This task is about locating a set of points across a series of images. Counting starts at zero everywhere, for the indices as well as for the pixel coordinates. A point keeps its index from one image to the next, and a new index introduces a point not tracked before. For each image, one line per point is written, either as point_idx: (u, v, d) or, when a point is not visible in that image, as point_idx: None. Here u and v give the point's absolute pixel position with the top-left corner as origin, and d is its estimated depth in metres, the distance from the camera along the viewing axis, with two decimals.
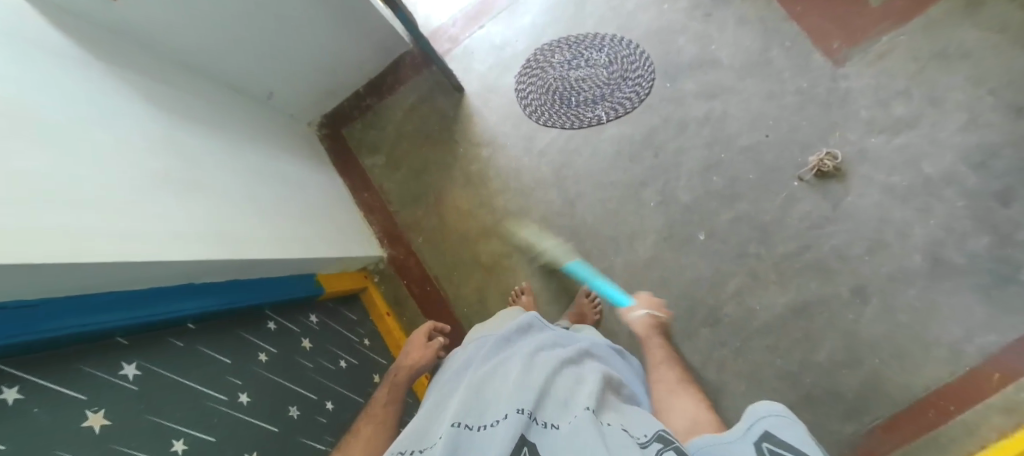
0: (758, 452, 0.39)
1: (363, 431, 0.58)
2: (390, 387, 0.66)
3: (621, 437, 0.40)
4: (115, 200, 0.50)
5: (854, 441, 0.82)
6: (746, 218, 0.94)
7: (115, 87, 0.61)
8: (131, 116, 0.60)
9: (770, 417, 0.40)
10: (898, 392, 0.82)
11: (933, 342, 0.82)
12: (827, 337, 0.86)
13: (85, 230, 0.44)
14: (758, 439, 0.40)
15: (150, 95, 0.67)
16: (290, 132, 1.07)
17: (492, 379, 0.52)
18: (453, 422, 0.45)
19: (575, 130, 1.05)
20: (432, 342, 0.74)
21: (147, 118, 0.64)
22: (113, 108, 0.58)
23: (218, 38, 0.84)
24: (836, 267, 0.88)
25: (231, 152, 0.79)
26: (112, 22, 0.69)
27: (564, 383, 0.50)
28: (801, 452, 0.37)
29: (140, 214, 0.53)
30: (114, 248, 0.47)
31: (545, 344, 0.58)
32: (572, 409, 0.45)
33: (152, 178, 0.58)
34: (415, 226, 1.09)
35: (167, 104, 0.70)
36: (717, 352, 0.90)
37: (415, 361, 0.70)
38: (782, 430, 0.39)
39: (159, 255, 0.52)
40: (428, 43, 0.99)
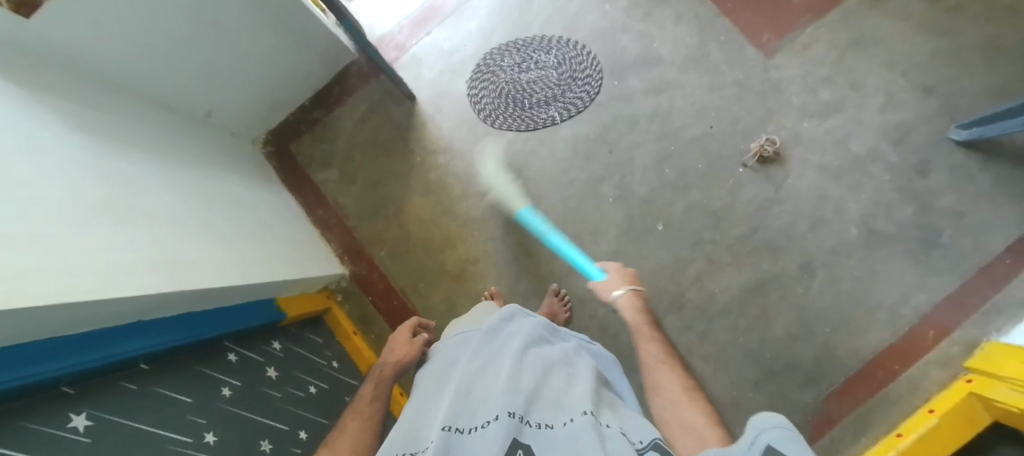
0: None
1: (349, 427, 0.57)
2: (375, 382, 0.64)
3: (620, 441, 0.41)
4: (50, 235, 0.45)
5: (814, 408, 0.87)
6: (700, 206, 0.98)
7: (38, 111, 0.55)
8: (60, 142, 0.55)
9: (773, 429, 0.38)
10: (849, 357, 0.88)
11: (874, 308, 0.89)
12: (782, 312, 0.92)
13: (17, 268, 0.40)
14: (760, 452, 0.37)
15: (76, 118, 0.61)
16: (234, 151, 1.01)
17: (479, 380, 0.50)
18: (443, 425, 0.43)
19: (531, 131, 1.06)
20: (417, 337, 0.72)
21: (78, 145, 0.58)
22: (41, 134, 0.53)
23: (150, 56, 0.78)
24: (784, 245, 0.94)
25: (172, 175, 0.73)
26: (29, 42, 0.61)
27: (554, 383, 0.50)
28: None
29: (79, 249, 0.48)
30: (53, 287, 0.42)
31: (530, 339, 0.57)
32: (566, 412, 0.45)
33: (89, 210, 0.53)
34: (377, 240, 1.06)
35: (95, 128, 0.64)
36: (683, 337, 0.94)
37: (400, 358, 0.68)
38: (785, 444, 0.36)
39: (104, 293, 0.48)
40: (377, 51, 0.97)
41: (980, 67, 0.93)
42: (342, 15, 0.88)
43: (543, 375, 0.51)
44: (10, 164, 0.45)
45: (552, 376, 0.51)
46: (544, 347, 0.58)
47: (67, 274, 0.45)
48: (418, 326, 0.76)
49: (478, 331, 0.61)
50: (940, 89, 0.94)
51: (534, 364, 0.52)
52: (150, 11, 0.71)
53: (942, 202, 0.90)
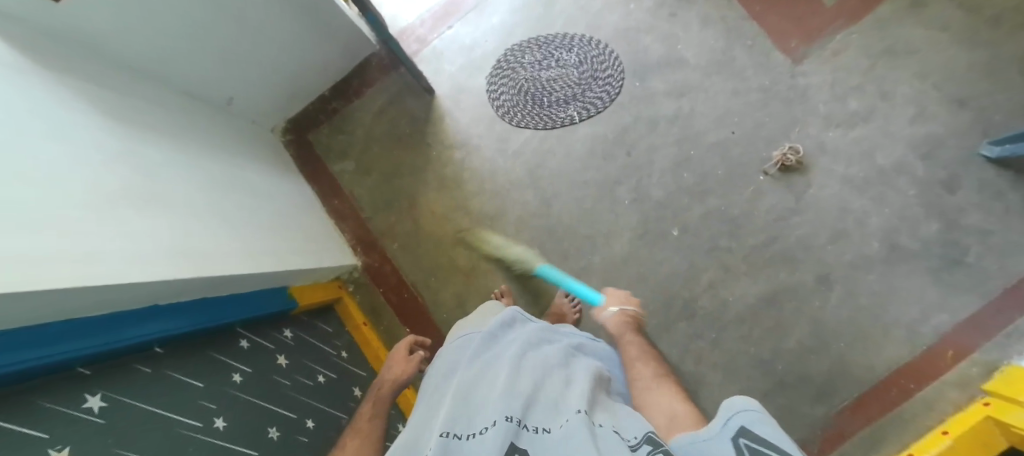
0: (737, 449, 0.38)
1: (348, 445, 0.57)
2: (374, 400, 0.65)
3: (612, 439, 0.40)
4: (67, 220, 0.46)
5: (824, 422, 0.86)
6: (717, 213, 0.97)
7: (66, 98, 0.56)
8: (86, 129, 0.56)
9: (745, 411, 0.40)
10: (862, 373, 0.86)
11: (892, 324, 0.87)
12: (796, 324, 0.90)
13: (33, 251, 0.40)
14: (735, 434, 0.39)
15: (102, 105, 0.62)
16: (253, 139, 1.02)
17: (479, 384, 0.51)
18: (441, 432, 0.44)
19: (548, 130, 1.05)
20: (413, 355, 0.73)
21: (99, 131, 0.58)
22: (67, 121, 0.54)
23: (175, 44, 0.79)
24: (802, 256, 0.92)
25: (192, 162, 0.74)
26: (54, 26, 0.62)
27: (554, 386, 0.50)
28: (778, 448, 0.36)
29: (96, 235, 0.48)
30: (68, 271, 0.42)
31: (530, 342, 0.58)
32: (562, 413, 0.45)
33: (108, 196, 0.53)
34: (390, 233, 1.06)
35: (120, 114, 0.65)
36: (694, 344, 0.93)
37: (398, 375, 0.69)
38: (758, 425, 0.38)
39: (122, 278, 0.48)
40: (398, 45, 0.97)
41: (1018, 81, 0.90)
42: (365, 7, 0.88)
43: (542, 377, 0.51)
44: (31, 148, 0.46)
45: (551, 378, 0.51)
46: (545, 349, 0.58)
47: (84, 259, 0.45)
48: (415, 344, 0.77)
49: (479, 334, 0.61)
50: (974, 103, 0.91)
51: (533, 367, 0.52)
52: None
53: (969, 219, 0.87)
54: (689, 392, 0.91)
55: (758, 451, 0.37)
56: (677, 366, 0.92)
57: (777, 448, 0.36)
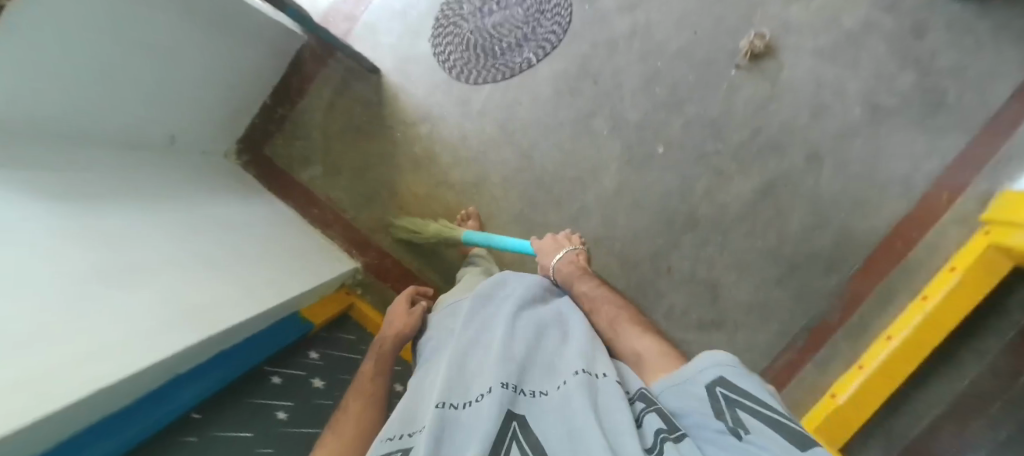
0: (712, 395, 0.42)
1: (352, 408, 0.57)
2: (377, 356, 0.66)
3: (613, 393, 0.43)
4: (65, 323, 0.45)
5: (837, 290, 0.91)
6: (698, 119, 0.95)
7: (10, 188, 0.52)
8: (39, 215, 0.52)
9: (722, 365, 0.44)
10: (865, 237, 0.90)
11: (885, 183, 0.90)
12: (795, 207, 0.92)
13: (30, 373, 0.38)
14: (712, 382, 0.43)
15: (46, 184, 0.58)
16: (213, 171, 0.96)
17: (473, 354, 0.53)
18: (438, 402, 0.44)
19: (508, 79, 1.00)
20: (414, 308, 0.74)
21: (54, 214, 0.54)
22: (18, 212, 0.50)
23: (92, 98, 0.69)
24: (789, 141, 0.92)
25: (159, 217, 0.70)
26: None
27: (546, 349, 0.53)
28: (754, 398, 0.41)
29: (90, 329, 0.47)
30: (72, 380, 0.41)
31: (519, 302, 0.61)
32: (559, 376, 0.48)
33: (89, 283, 0.51)
34: (380, 227, 1.03)
35: (70, 190, 0.61)
36: (704, 251, 0.96)
37: (401, 329, 0.70)
38: (734, 375, 0.43)
39: (140, 360, 0.48)
40: (330, 33, 0.90)
41: None
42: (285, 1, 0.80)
43: (534, 340, 0.54)
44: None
45: (545, 339, 0.55)
46: (536, 308, 0.61)
47: (88, 359, 0.44)
48: (417, 296, 0.79)
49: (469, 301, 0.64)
50: None
51: (524, 329, 0.55)
52: (80, 55, 0.63)
53: (942, 61, 0.87)
54: (708, 296, 0.96)
55: (733, 398, 0.41)
56: (692, 276, 0.96)
57: (751, 396, 0.41)
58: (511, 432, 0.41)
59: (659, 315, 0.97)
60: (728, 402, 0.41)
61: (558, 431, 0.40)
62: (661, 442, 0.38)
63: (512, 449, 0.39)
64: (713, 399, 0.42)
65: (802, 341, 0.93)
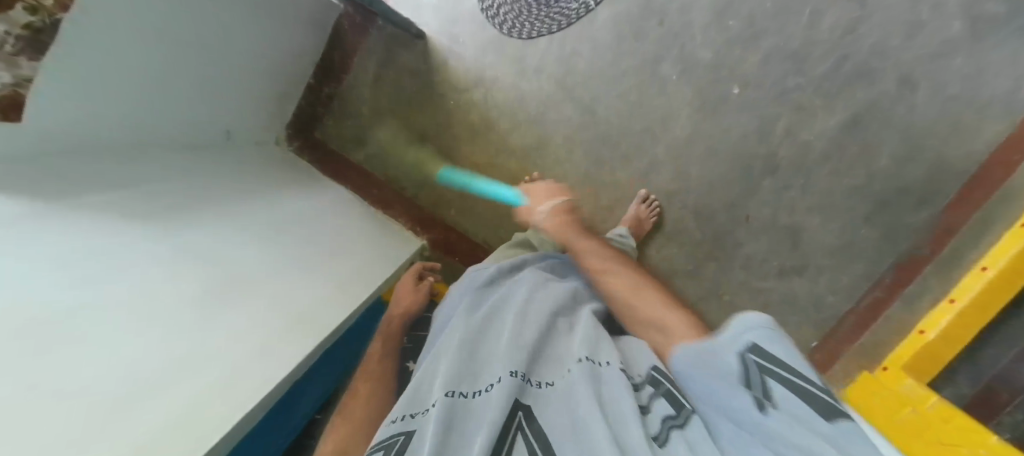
0: (743, 363, 0.39)
1: (361, 390, 0.59)
2: (384, 336, 0.68)
3: (617, 381, 0.41)
4: (191, 358, 0.48)
5: (930, 225, 0.87)
6: (776, 53, 0.88)
7: (116, 222, 0.53)
8: (145, 246, 0.54)
9: (754, 328, 0.40)
10: (962, 165, 0.84)
11: (986, 104, 0.82)
12: (885, 139, 0.86)
13: (150, 436, 0.40)
14: (744, 349, 0.40)
15: (141, 204, 0.58)
16: (270, 162, 0.93)
17: (484, 338, 0.50)
18: (446, 391, 0.40)
19: (565, 29, 0.93)
20: (422, 285, 0.77)
21: (158, 240, 0.56)
22: (127, 249, 0.52)
23: (148, 107, 0.65)
24: (879, 67, 0.85)
25: (239, 219, 0.69)
26: (41, 145, 0.53)
27: (557, 335, 0.51)
28: (788, 366, 0.37)
29: (207, 359, 0.49)
30: (212, 413, 0.46)
31: (533, 287, 0.59)
32: (563, 364, 0.45)
33: (173, 316, 0.50)
34: (442, 202, 1.00)
35: (160, 204, 0.61)
36: (785, 197, 0.91)
37: (407, 307, 0.73)
38: (767, 340, 0.39)
39: (262, 383, 0.52)
40: (380, 4, 0.84)
41: None
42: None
43: (547, 325, 0.51)
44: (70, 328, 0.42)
45: (556, 324, 0.52)
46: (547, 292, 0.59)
47: (179, 420, 0.43)
48: (422, 272, 0.82)
49: (477, 285, 0.62)
50: None
51: (535, 316, 0.52)
52: (138, 58, 0.59)
53: None
54: (791, 242, 0.92)
55: (767, 367, 0.38)
56: (772, 224, 0.92)
57: (787, 365, 0.37)
58: (517, 422, 0.38)
59: (738, 265, 0.95)
60: (760, 371, 0.38)
61: (563, 419, 0.38)
62: (670, 429, 0.37)
63: (516, 441, 0.36)
64: (743, 366, 0.39)
65: (889, 278, 0.90)
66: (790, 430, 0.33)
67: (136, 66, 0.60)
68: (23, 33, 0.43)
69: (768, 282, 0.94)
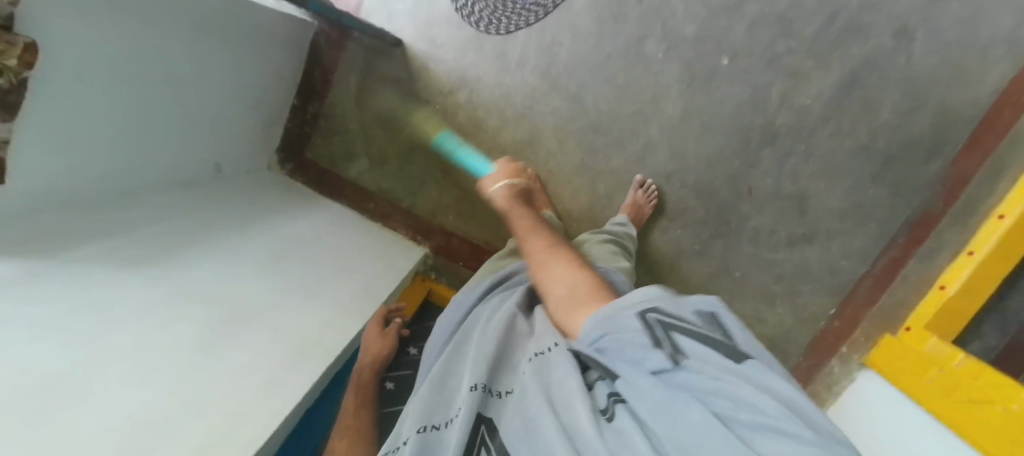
0: (647, 323, 0.35)
1: (339, 449, 0.55)
2: (357, 387, 0.64)
3: (564, 365, 0.39)
4: (196, 402, 0.48)
5: (941, 177, 0.83)
6: (763, 18, 0.85)
7: (114, 275, 0.54)
8: (145, 295, 0.54)
9: (654, 295, 0.38)
10: (968, 112, 0.81)
11: (989, 45, 0.79)
12: (885, 94, 0.83)
13: None
14: (643, 310, 0.36)
15: (139, 252, 0.59)
16: (264, 189, 0.93)
17: (457, 358, 0.50)
18: (418, 427, 0.41)
19: (543, 19, 0.91)
20: (389, 327, 0.73)
21: (157, 287, 0.56)
22: (127, 301, 0.52)
23: (133, 151, 0.65)
24: (871, 20, 0.82)
25: (236, 252, 0.69)
26: (39, 204, 0.54)
27: (517, 335, 0.49)
28: (688, 323, 0.35)
29: (212, 401, 0.49)
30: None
31: (502, 300, 0.58)
32: (520, 367, 0.44)
33: (175, 361, 0.51)
34: (440, 209, 0.99)
35: (158, 250, 0.61)
36: (786, 165, 0.89)
37: (377, 353, 0.68)
38: (665, 303, 0.37)
39: (271, 418, 0.52)
40: (353, 17, 0.83)
41: None
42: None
43: (506, 327, 0.50)
44: (70, 387, 0.42)
45: (517, 325, 0.51)
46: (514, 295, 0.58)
47: None
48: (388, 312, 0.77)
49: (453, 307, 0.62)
50: None
51: (497, 322, 0.51)
52: (116, 105, 0.58)
53: None
54: (797, 210, 0.90)
55: (669, 325, 0.35)
56: (776, 194, 0.90)
57: (688, 323, 0.35)
58: (480, 438, 0.38)
59: (745, 239, 0.93)
60: (663, 330, 0.35)
61: (518, 422, 0.37)
62: (614, 403, 0.34)
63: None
64: (646, 327, 0.35)
65: (903, 237, 0.87)
66: (710, 381, 0.29)
67: (117, 113, 0.59)
68: None
69: (777, 254, 0.92)
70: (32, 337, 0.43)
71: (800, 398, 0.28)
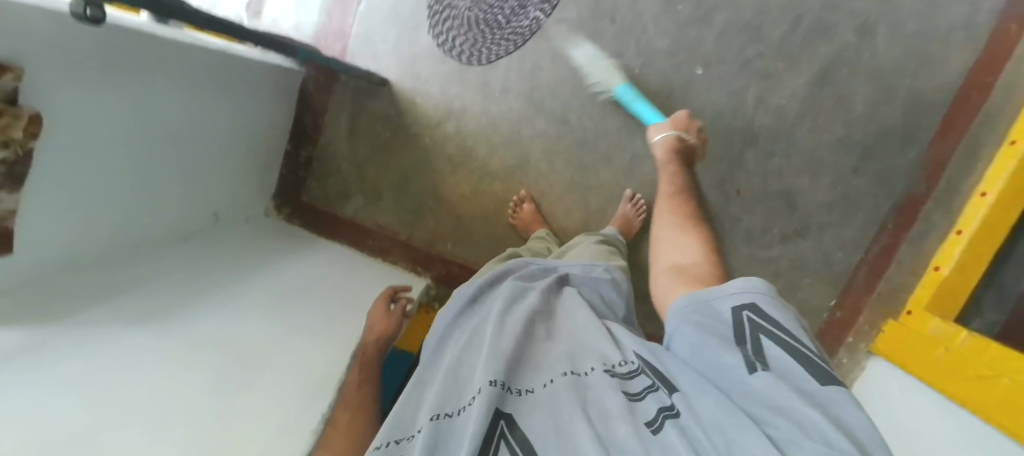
0: (739, 320, 0.40)
1: (341, 421, 0.54)
2: (362, 363, 0.65)
3: (604, 386, 0.40)
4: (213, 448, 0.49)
5: (921, 161, 0.86)
6: (732, 26, 0.89)
7: (127, 334, 0.55)
8: (157, 348, 0.56)
9: (757, 291, 0.41)
10: (937, 97, 0.84)
11: (947, 33, 0.83)
12: (856, 87, 0.87)
13: None
14: (741, 306, 0.41)
15: (148, 310, 0.60)
16: (262, 235, 0.93)
17: (470, 351, 0.48)
18: (432, 414, 0.41)
19: (523, 46, 0.94)
20: (393, 309, 0.74)
21: (168, 338, 0.58)
22: (140, 356, 0.54)
23: (136, 211, 0.66)
24: (834, 20, 0.86)
25: (243, 301, 0.70)
26: (48, 273, 0.55)
27: (536, 340, 0.49)
28: (779, 326, 0.39)
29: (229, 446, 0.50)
30: None
31: (515, 295, 0.56)
32: (544, 373, 0.44)
33: (190, 411, 0.51)
34: (438, 238, 1.00)
35: (166, 306, 0.62)
36: (771, 163, 0.91)
37: (382, 332, 0.70)
38: (767, 303, 0.40)
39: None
40: (340, 62, 0.86)
41: None
42: (292, 44, 0.75)
43: (525, 332, 0.48)
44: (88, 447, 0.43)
45: (534, 331, 0.50)
46: (528, 296, 0.56)
47: None
48: (392, 296, 0.78)
49: (463, 300, 0.58)
50: None
51: (515, 323, 0.50)
52: (118, 168, 0.60)
53: None
54: (787, 206, 0.92)
55: (759, 325, 0.39)
56: (765, 192, 0.92)
57: (781, 327, 0.39)
58: (499, 431, 0.38)
59: (740, 240, 0.94)
60: (752, 329, 0.39)
61: (546, 424, 0.38)
62: (665, 417, 0.36)
63: (500, 451, 0.37)
64: (737, 323, 0.40)
65: (892, 222, 0.88)
66: (773, 386, 0.34)
67: (119, 177, 0.61)
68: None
69: (773, 250, 0.93)
70: (48, 403, 0.44)
71: (874, 438, 0.30)
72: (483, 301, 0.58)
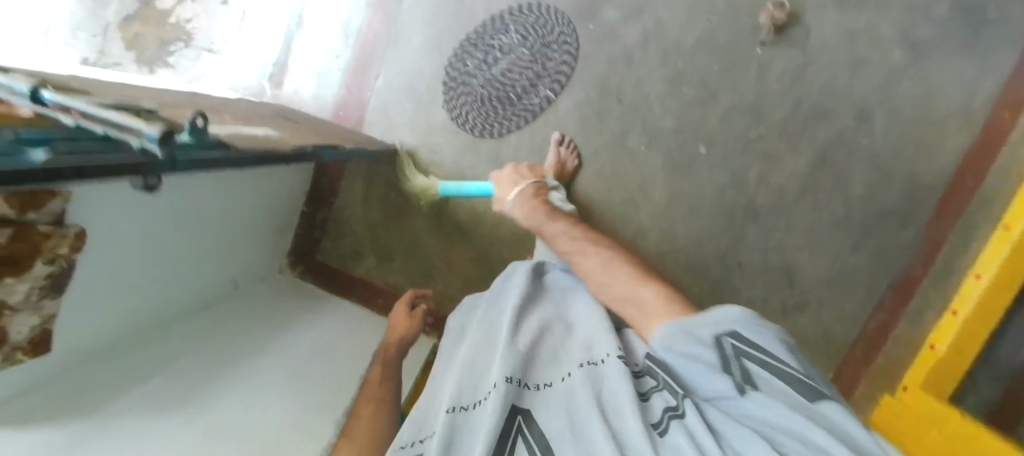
0: (726, 348, 0.43)
1: (364, 413, 0.61)
2: (383, 363, 0.72)
3: (616, 372, 0.43)
4: None
5: (918, 240, 0.88)
6: (735, 107, 0.92)
7: (139, 426, 0.58)
8: (167, 439, 0.58)
9: (736, 320, 0.45)
10: (934, 179, 0.86)
11: (945, 119, 0.85)
12: (855, 169, 0.89)
13: None
14: (724, 334, 0.44)
15: (164, 398, 0.63)
16: (275, 298, 0.96)
17: (487, 349, 0.52)
18: (449, 406, 0.43)
19: (533, 121, 0.99)
20: (415, 310, 0.79)
21: (179, 427, 0.60)
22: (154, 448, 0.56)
23: (159, 292, 0.69)
24: (834, 104, 0.89)
25: (254, 381, 0.73)
26: (73, 364, 0.58)
27: (547, 341, 0.52)
28: (762, 351, 0.42)
29: None
30: None
31: (528, 295, 0.60)
32: (563, 366, 0.48)
33: None
34: (446, 300, 1.02)
35: (179, 392, 0.65)
36: (772, 238, 0.94)
37: (403, 334, 0.75)
38: (746, 329, 0.44)
39: None
40: (359, 148, 0.89)
41: None
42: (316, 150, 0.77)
43: (540, 333, 0.53)
44: None
45: (550, 331, 0.54)
46: (540, 302, 0.60)
47: None
48: (414, 297, 0.83)
49: (482, 303, 0.63)
50: None
51: (531, 323, 0.54)
52: (147, 255, 0.63)
53: None
54: (787, 282, 0.94)
55: (742, 349, 0.43)
56: (765, 267, 0.95)
57: (762, 349, 0.42)
58: (516, 426, 0.40)
59: None
60: (736, 355, 0.43)
61: (559, 419, 0.40)
62: (670, 418, 0.38)
63: (518, 445, 0.39)
64: (723, 350, 0.44)
65: (889, 300, 0.90)
66: (767, 403, 0.37)
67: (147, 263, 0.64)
68: (45, 282, 0.47)
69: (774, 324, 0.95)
70: None
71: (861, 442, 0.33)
72: (500, 300, 0.61)
